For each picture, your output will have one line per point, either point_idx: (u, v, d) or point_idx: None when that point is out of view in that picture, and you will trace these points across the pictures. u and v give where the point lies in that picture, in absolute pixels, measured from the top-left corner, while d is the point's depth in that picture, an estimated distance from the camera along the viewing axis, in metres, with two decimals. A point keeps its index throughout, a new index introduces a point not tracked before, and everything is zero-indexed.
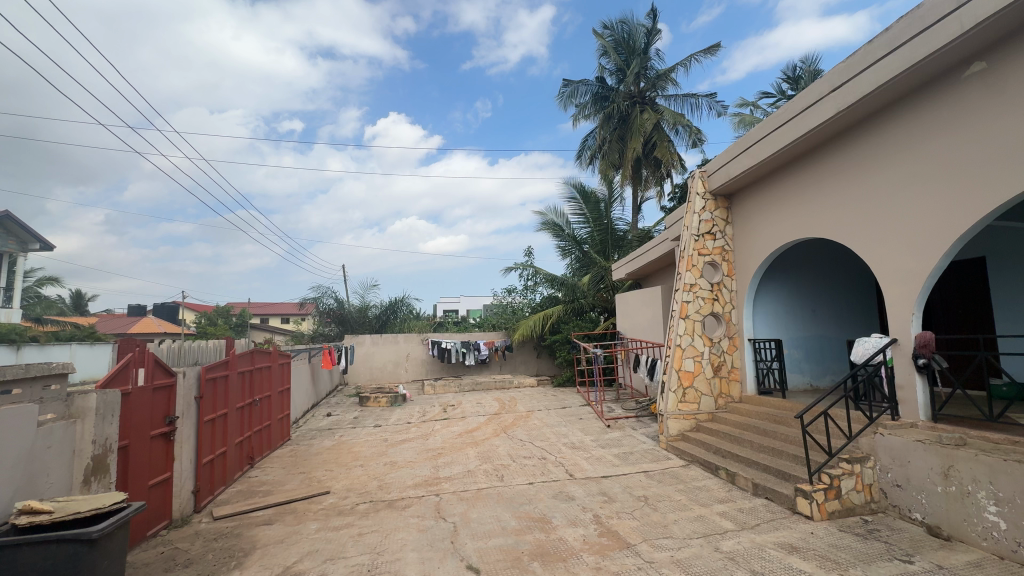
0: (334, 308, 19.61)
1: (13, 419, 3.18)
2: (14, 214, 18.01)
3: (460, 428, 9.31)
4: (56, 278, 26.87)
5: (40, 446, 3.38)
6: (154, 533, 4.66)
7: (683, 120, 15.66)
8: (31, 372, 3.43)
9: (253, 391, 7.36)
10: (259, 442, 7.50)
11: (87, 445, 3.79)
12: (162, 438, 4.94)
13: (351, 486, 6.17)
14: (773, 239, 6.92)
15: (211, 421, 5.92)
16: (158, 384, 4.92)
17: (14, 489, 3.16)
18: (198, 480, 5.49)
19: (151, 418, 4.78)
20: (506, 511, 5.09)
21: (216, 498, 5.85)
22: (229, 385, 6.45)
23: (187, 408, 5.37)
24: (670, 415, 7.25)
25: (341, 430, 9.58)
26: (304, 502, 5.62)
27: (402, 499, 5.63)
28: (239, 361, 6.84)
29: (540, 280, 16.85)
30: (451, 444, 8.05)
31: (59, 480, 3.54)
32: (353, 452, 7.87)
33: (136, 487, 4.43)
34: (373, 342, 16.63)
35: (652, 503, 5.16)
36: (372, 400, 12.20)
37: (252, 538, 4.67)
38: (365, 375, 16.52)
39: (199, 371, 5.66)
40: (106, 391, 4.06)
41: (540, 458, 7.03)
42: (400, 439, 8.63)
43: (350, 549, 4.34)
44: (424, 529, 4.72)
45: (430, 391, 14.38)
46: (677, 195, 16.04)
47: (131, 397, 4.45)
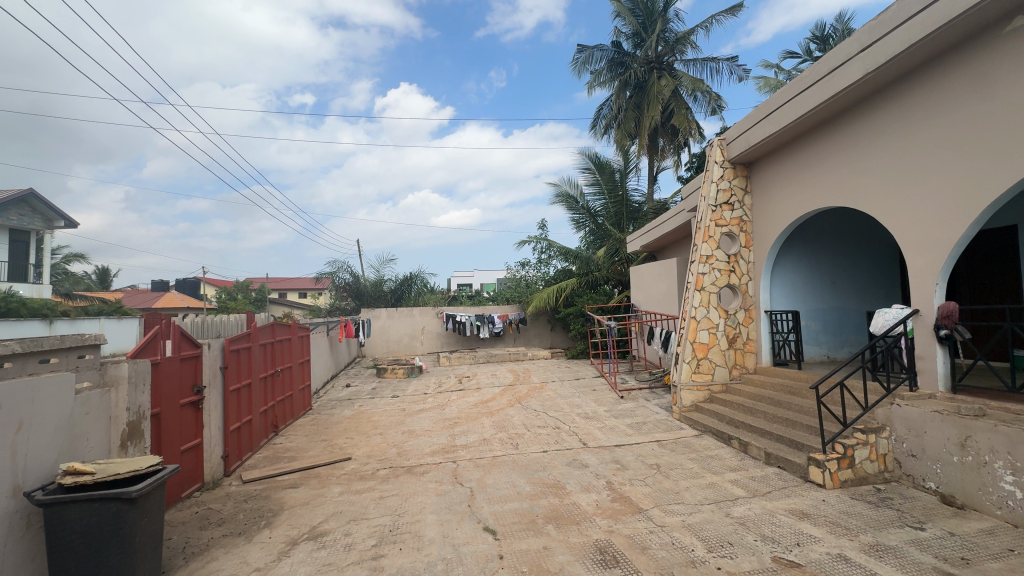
0: (349, 282, 19.88)
1: (53, 387, 3.35)
2: (36, 190, 18.54)
3: (475, 398, 9.52)
4: (81, 255, 27.94)
5: (79, 413, 3.57)
6: (188, 495, 4.93)
7: (702, 86, 15.14)
8: (66, 342, 3.57)
9: (275, 362, 7.61)
10: (282, 411, 7.78)
11: (122, 412, 4.00)
12: (192, 406, 5.16)
13: (371, 453, 6.40)
14: (794, 209, 6.74)
15: (236, 391, 6.14)
16: (185, 355, 5.11)
17: (58, 452, 3.37)
18: (227, 446, 5.75)
19: (180, 387, 4.98)
20: (521, 477, 5.25)
21: (244, 463, 6.13)
22: (252, 356, 6.66)
23: (214, 378, 5.58)
24: (684, 386, 7.29)
25: (361, 400, 9.86)
26: (327, 468, 5.86)
27: (421, 465, 5.83)
28: (261, 333, 7.03)
29: (553, 253, 16.80)
30: (467, 414, 8.25)
31: (98, 444, 3.74)
32: (372, 421, 8.13)
33: (169, 452, 4.66)
34: (388, 316, 16.89)
35: (665, 470, 5.27)
36: (389, 371, 12.47)
37: (280, 500, 4.91)
38: (382, 348, 16.85)
39: (223, 342, 5.85)
40: (136, 360, 4.23)
41: (554, 427, 7.17)
42: (418, 408, 8.88)
43: (372, 511, 4.54)
44: (443, 493, 4.89)
45: (446, 362, 14.65)
46: (694, 164, 15.66)
47: (161, 368, 4.64)
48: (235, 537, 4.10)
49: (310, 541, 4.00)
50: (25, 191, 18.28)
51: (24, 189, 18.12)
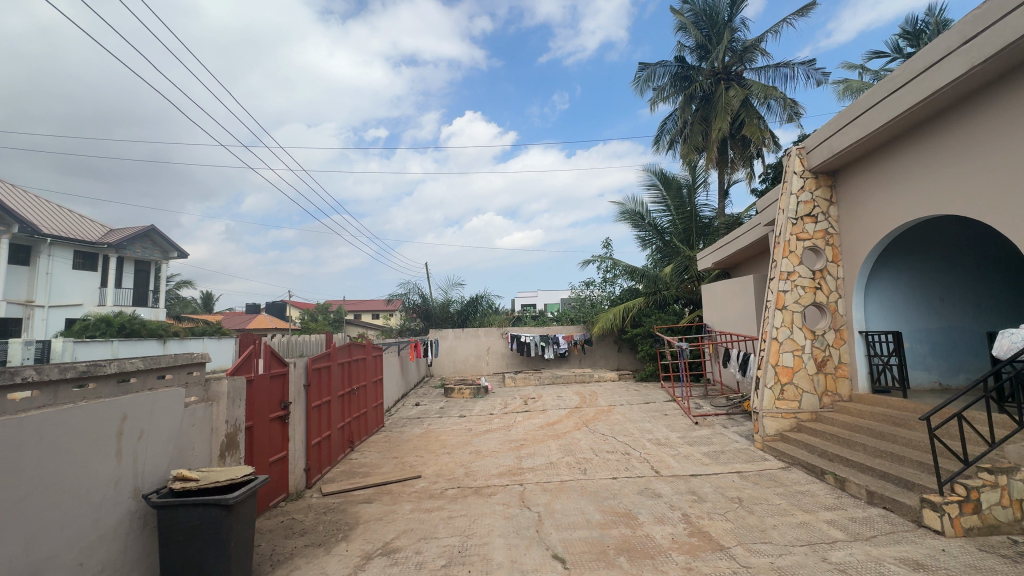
0: (419, 303, 20.65)
1: (166, 400, 3.77)
2: (157, 226, 21.42)
3: (541, 420, 9.43)
4: (189, 281, 31.51)
5: (187, 424, 3.98)
6: (276, 504, 5.29)
7: (775, 93, 14.40)
8: (179, 360, 4.02)
9: (352, 380, 8.04)
10: (358, 428, 8.17)
11: (221, 424, 4.40)
12: (280, 420, 5.56)
13: (439, 472, 6.51)
14: (890, 219, 6.11)
15: (317, 407, 6.54)
16: (275, 372, 5.55)
17: (169, 460, 3.76)
18: (309, 459, 6.11)
19: (270, 403, 5.39)
20: (590, 505, 5.08)
21: (323, 476, 6.48)
22: (331, 374, 7.09)
23: (298, 395, 6.00)
24: (766, 413, 6.75)
25: (429, 419, 10.11)
26: (399, 485, 6.04)
27: (488, 486, 5.83)
28: (340, 353, 7.49)
29: (619, 272, 16.49)
30: (533, 436, 8.18)
31: (202, 453, 4.14)
32: (441, 440, 8.29)
33: (260, 463, 5.05)
34: (455, 336, 17.31)
35: (748, 504, 4.86)
36: (456, 391, 12.71)
37: (356, 514, 5.11)
38: (449, 367, 17.26)
39: (307, 361, 6.28)
40: (234, 378, 4.68)
41: (624, 453, 6.89)
42: (484, 429, 8.93)
43: (441, 531, 4.60)
44: (511, 517, 4.85)
45: (511, 383, 14.68)
46: (770, 175, 14.80)
47: (254, 384, 5.06)
48: (315, 548, 4.32)
49: (383, 557, 4.11)
50: (148, 227, 21.10)
51: (147, 226, 20.93)
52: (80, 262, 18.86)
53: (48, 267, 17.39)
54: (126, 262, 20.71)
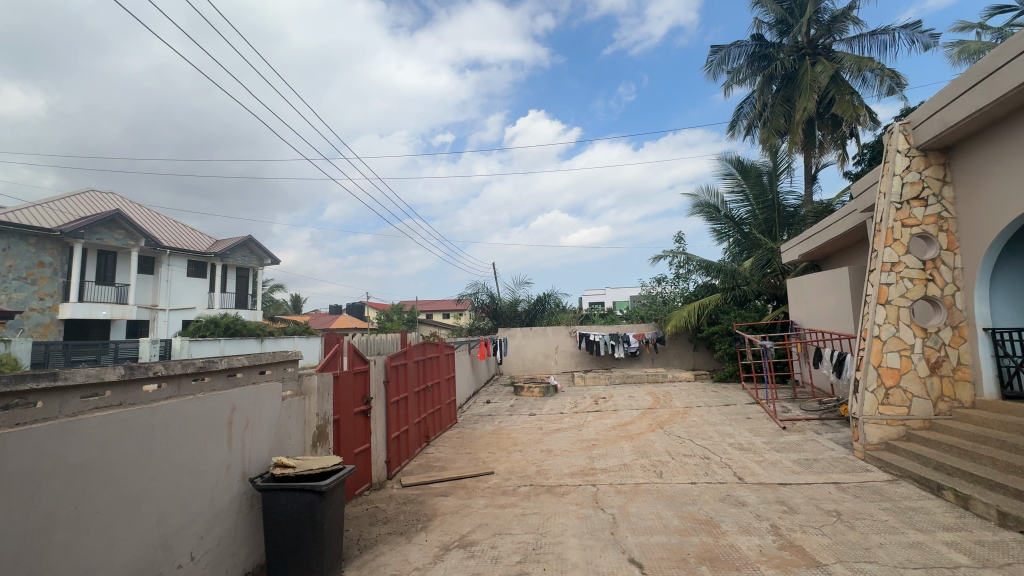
0: (487, 302, 21.02)
1: (267, 393, 4.16)
2: (253, 236, 23.62)
3: (613, 420, 9.23)
4: (280, 285, 34.48)
5: (284, 416, 4.36)
6: (361, 492, 5.64)
7: (871, 64, 12.98)
8: (277, 357, 4.42)
9: (427, 377, 8.37)
10: (433, 423, 8.50)
11: (313, 416, 4.78)
12: (363, 415, 5.92)
13: (512, 469, 6.60)
14: (1020, 199, 5.28)
15: (396, 402, 6.88)
16: (358, 369, 5.91)
17: (270, 448, 4.15)
18: (389, 452, 6.45)
19: (354, 398, 5.75)
20: (668, 509, 4.89)
21: (403, 468, 6.81)
22: (408, 372, 7.43)
23: (378, 390, 6.35)
24: (868, 419, 6.10)
25: (500, 416, 10.27)
26: (473, 480, 6.20)
27: (560, 485, 5.81)
28: (415, 351, 7.83)
29: (693, 267, 15.72)
30: (605, 436, 8.03)
31: (297, 442, 4.53)
32: (512, 437, 8.40)
33: (347, 453, 5.41)
34: (523, 335, 17.43)
35: (848, 519, 4.42)
36: (525, 389, 12.81)
37: (433, 506, 5.32)
38: (518, 366, 17.42)
39: (386, 359, 6.64)
40: (323, 373, 5.06)
41: (703, 457, 6.57)
42: (555, 428, 8.92)
43: (515, 527, 4.66)
44: (584, 517, 4.80)
45: (581, 382, 14.51)
46: (866, 156, 13.38)
47: (340, 380, 5.44)
48: (397, 536, 4.56)
49: (460, 549, 4.25)
50: (245, 236, 23.31)
51: (244, 236, 23.14)
52: (192, 270, 21.31)
53: (168, 275, 19.98)
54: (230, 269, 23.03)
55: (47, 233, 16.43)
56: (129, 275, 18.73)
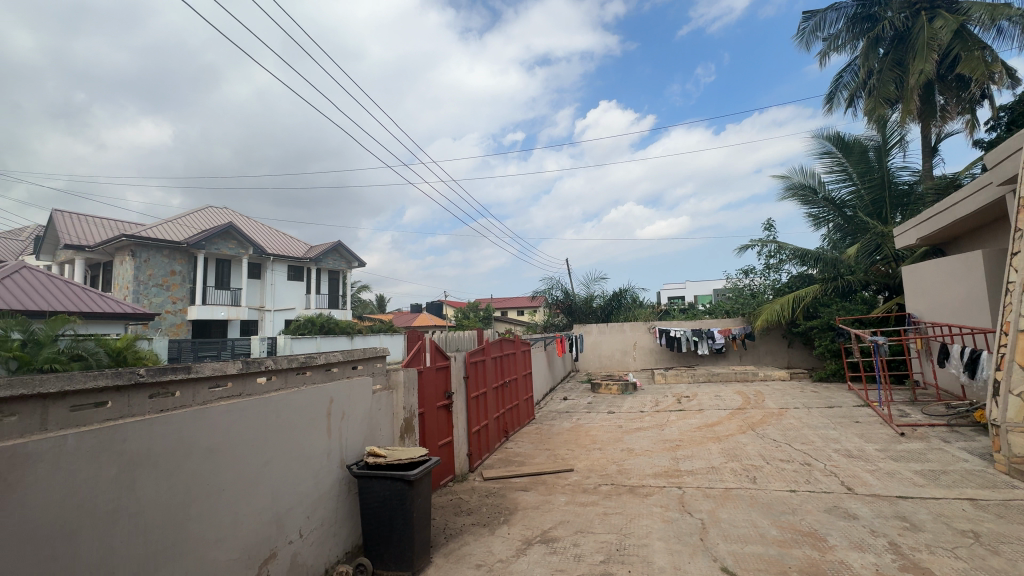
0: (561, 299, 20.89)
1: (359, 386, 4.46)
2: (342, 241, 25.48)
3: (698, 420, 8.76)
4: (366, 286, 36.85)
5: (375, 408, 4.66)
6: (445, 483, 5.87)
7: (1008, 10, 11.03)
8: (367, 353, 4.72)
9: (504, 373, 8.51)
10: (512, 418, 8.63)
11: (400, 409, 5.05)
12: (445, 409, 6.15)
13: (592, 467, 6.51)
14: None
15: (476, 397, 7.07)
16: (439, 365, 6.15)
17: (364, 437, 4.45)
18: (470, 445, 6.65)
19: (437, 392, 6.00)
20: (764, 518, 4.55)
21: (484, 462, 6.99)
22: (486, 368, 7.59)
23: (459, 386, 6.57)
24: (1012, 426, 5.21)
25: (578, 414, 10.18)
26: (553, 476, 6.20)
27: (643, 486, 5.62)
28: (492, 348, 7.98)
29: (785, 256, 14.47)
30: (690, 437, 7.65)
31: (387, 432, 4.82)
32: (591, 435, 8.28)
33: (431, 445, 5.66)
34: (599, 332, 17.11)
35: (989, 542, 3.82)
36: (603, 386, 12.57)
37: (514, 501, 5.40)
38: (595, 363, 17.13)
39: (465, 355, 6.84)
40: (408, 369, 5.33)
41: (803, 464, 6.02)
42: (636, 426, 8.66)
43: (597, 526, 4.59)
44: (670, 520, 4.60)
45: (661, 380, 13.94)
46: (1004, 120, 11.43)
47: (424, 375, 5.70)
48: (481, 527, 4.68)
49: (542, 544, 4.27)
50: (336, 242, 25.23)
51: (334, 242, 25.03)
52: (292, 274, 23.47)
53: (272, 279, 22.22)
54: (323, 272, 25.00)
55: (176, 245, 18.94)
56: (241, 280, 21.11)
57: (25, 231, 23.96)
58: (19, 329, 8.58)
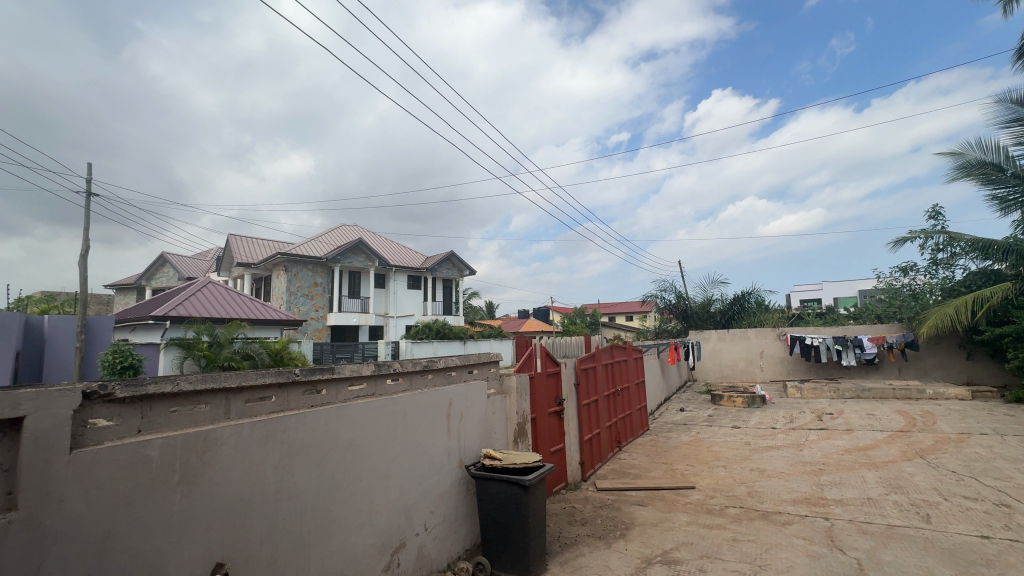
0: (674, 303, 19.75)
1: (476, 390, 4.64)
2: (454, 252, 27.01)
3: (846, 442, 7.60)
4: (476, 292, 38.59)
5: (490, 412, 4.81)
6: (558, 490, 5.84)
7: None
8: (482, 358, 4.90)
9: (616, 381, 8.24)
10: (624, 428, 8.32)
11: (513, 414, 5.16)
12: (556, 415, 6.12)
13: (716, 486, 5.99)
14: None
15: (587, 405, 6.95)
16: (550, 371, 6.14)
17: (480, 439, 4.62)
18: (582, 454, 6.53)
19: (548, 398, 6.00)
20: (943, 566, 3.76)
21: (596, 471, 6.83)
22: (597, 375, 7.42)
23: (570, 392, 6.50)
24: None
25: (698, 427, 9.47)
26: (673, 493, 5.83)
27: (780, 513, 5.02)
28: (603, 354, 7.77)
29: (959, 249, 12.02)
30: (836, 461, 6.66)
31: (502, 436, 4.96)
32: (713, 451, 7.64)
33: (544, 451, 5.67)
34: (719, 338, 15.82)
35: None
36: (726, 398, 11.57)
37: (631, 515, 5.17)
38: (714, 372, 15.86)
39: (575, 362, 6.76)
40: (520, 374, 5.41)
41: (998, 505, 4.87)
42: (767, 445, 7.79)
43: (726, 552, 4.18)
44: (816, 555, 4.02)
45: (796, 393, 12.41)
46: None
47: (535, 381, 5.74)
48: (596, 539, 4.56)
49: (663, 565, 4.01)
50: (449, 252, 26.82)
51: (448, 252, 26.64)
52: (411, 283, 25.48)
53: (395, 288, 24.35)
54: (439, 281, 26.72)
55: (318, 260, 21.67)
56: (370, 289, 23.46)
57: (210, 253, 29.34)
58: (207, 332, 10.73)
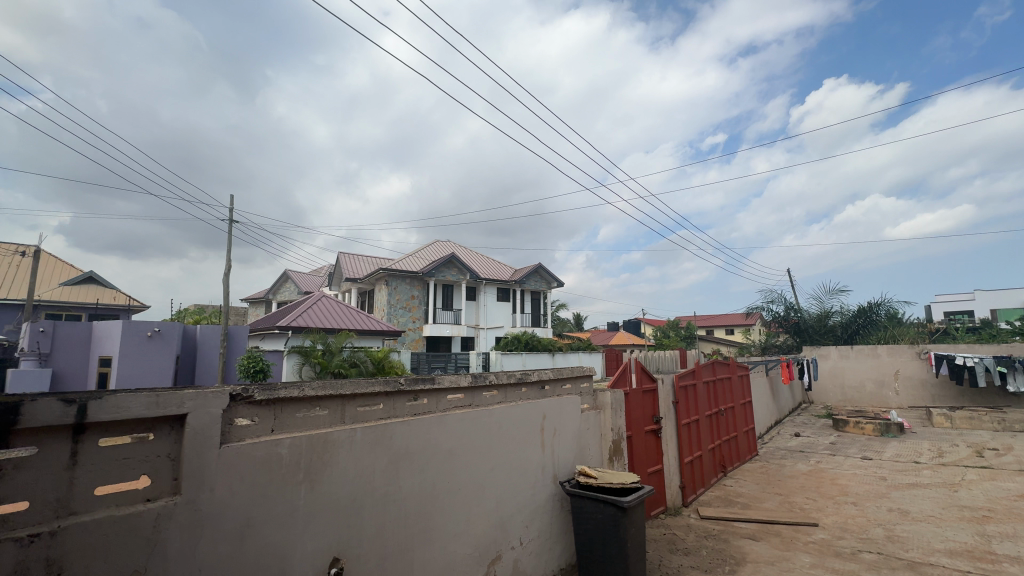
0: (784, 316, 17.97)
1: (569, 405, 4.56)
2: (542, 264, 27.19)
3: (1019, 486, 6.26)
4: (564, 304, 38.43)
5: (584, 428, 4.69)
6: (656, 514, 5.51)
7: None
8: (575, 372, 4.81)
9: (719, 400, 7.64)
10: (729, 452, 7.67)
11: (608, 431, 4.99)
12: (653, 434, 5.81)
13: (845, 526, 5.25)
14: None
15: (687, 425, 6.51)
16: (646, 388, 5.85)
17: (574, 456, 4.51)
18: (683, 477, 6.12)
19: (645, 416, 5.72)
20: None
21: (699, 497, 6.35)
22: (697, 393, 6.94)
23: (668, 411, 6.14)
24: None
25: (817, 455, 8.44)
26: (791, 529, 5.21)
27: (931, 565, 4.24)
28: (704, 371, 7.26)
29: None
30: (1006, 508, 5.51)
31: (596, 454, 4.82)
32: (839, 484, 6.73)
33: (641, 472, 5.40)
34: (840, 356, 14.06)
35: None
36: (852, 425, 10.19)
37: (742, 549, 4.70)
38: (835, 394, 14.10)
39: (673, 378, 6.38)
40: (615, 390, 5.22)
41: None
42: (909, 482, 6.69)
43: None
44: None
45: (944, 423, 10.57)
46: None
47: (631, 398, 5.51)
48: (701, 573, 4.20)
49: None
50: (537, 265, 27.07)
51: (536, 265, 26.90)
52: (501, 296, 26.09)
53: (485, 300, 25.11)
54: (527, 293, 27.07)
55: (415, 274, 23.04)
56: (461, 302, 24.43)
57: (324, 269, 32.64)
58: (321, 341, 11.90)
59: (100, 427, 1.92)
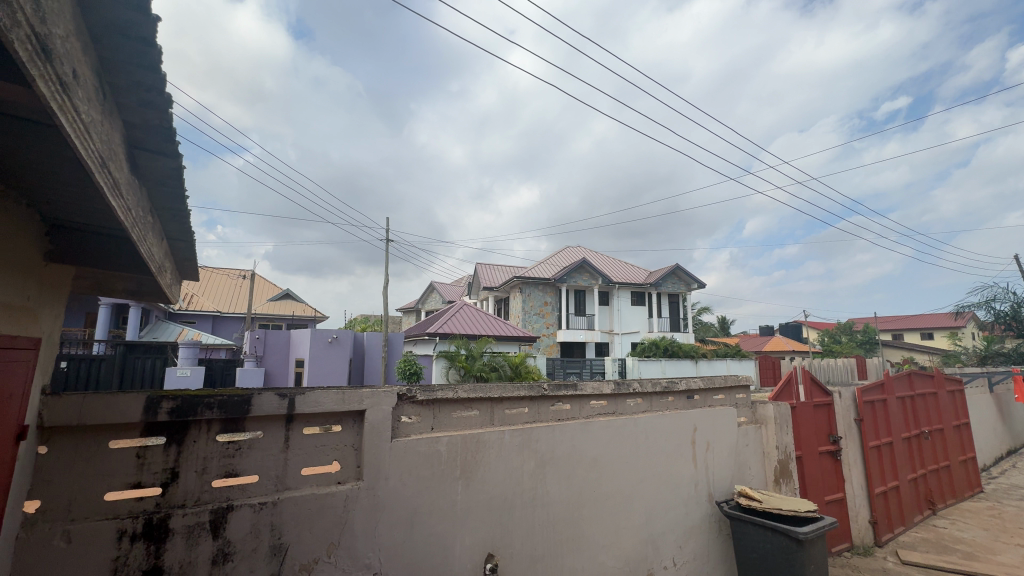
0: (1012, 315, 14.04)
1: (724, 418, 4.14)
2: (679, 264, 25.43)
3: None
4: (707, 307, 35.46)
5: (742, 444, 4.23)
6: (839, 551, 4.71)
7: None
8: (728, 382, 4.36)
9: (920, 420, 6.24)
10: (938, 484, 6.21)
11: (772, 450, 4.42)
12: (830, 455, 4.98)
13: None
14: None
15: (876, 447, 5.44)
16: (819, 402, 5.04)
17: (732, 475, 4.09)
18: (874, 511, 5.12)
19: (818, 434, 4.94)
20: None
21: (897, 536, 5.26)
22: (889, 410, 5.76)
23: (849, 430, 5.21)
24: None
25: None
26: None
27: None
28: (897, 384, 6.00)
29: None
30: None
31: (758, 474, 4.31)
32: None
33: (816, 499, 4.67)
34: None
35: None
36: None
37: None
38: None
39: (855, 392, 5.39)
40: (779, 403, 4.56)
41: None
42: None
43: None
44: None
45: None
46: None
47: (799, 412, 4.80)
48: None
49: None
50: (674, 265, 25.47)
51: (673, 265, 25.33)
52: (636, 300, 25.14)
53: (619, 305, 24.47)
54: (664, 296, 25.64)
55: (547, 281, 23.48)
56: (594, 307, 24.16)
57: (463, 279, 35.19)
58: (464, 347, 12.71)
59: (303, 418, 2.28)
